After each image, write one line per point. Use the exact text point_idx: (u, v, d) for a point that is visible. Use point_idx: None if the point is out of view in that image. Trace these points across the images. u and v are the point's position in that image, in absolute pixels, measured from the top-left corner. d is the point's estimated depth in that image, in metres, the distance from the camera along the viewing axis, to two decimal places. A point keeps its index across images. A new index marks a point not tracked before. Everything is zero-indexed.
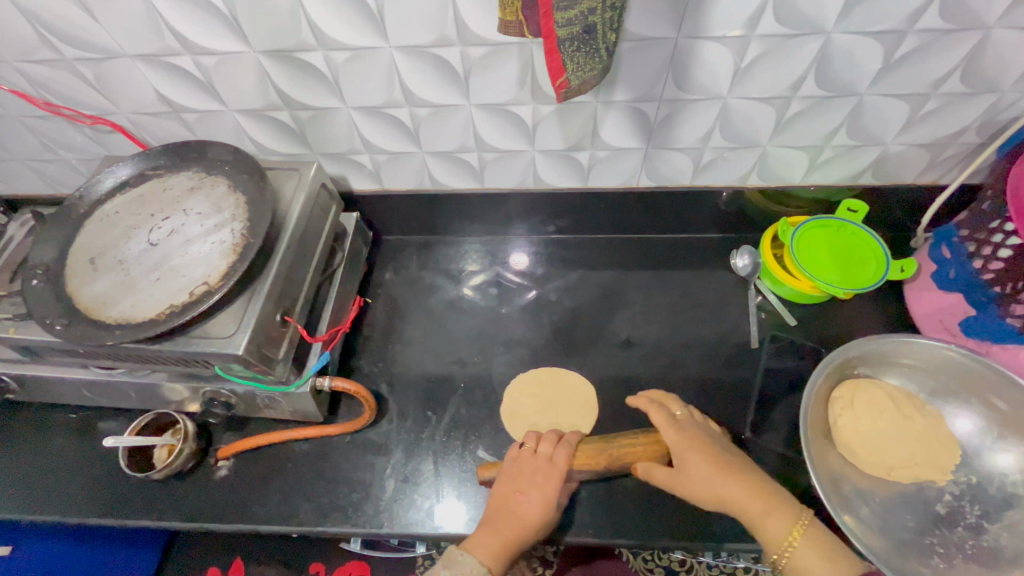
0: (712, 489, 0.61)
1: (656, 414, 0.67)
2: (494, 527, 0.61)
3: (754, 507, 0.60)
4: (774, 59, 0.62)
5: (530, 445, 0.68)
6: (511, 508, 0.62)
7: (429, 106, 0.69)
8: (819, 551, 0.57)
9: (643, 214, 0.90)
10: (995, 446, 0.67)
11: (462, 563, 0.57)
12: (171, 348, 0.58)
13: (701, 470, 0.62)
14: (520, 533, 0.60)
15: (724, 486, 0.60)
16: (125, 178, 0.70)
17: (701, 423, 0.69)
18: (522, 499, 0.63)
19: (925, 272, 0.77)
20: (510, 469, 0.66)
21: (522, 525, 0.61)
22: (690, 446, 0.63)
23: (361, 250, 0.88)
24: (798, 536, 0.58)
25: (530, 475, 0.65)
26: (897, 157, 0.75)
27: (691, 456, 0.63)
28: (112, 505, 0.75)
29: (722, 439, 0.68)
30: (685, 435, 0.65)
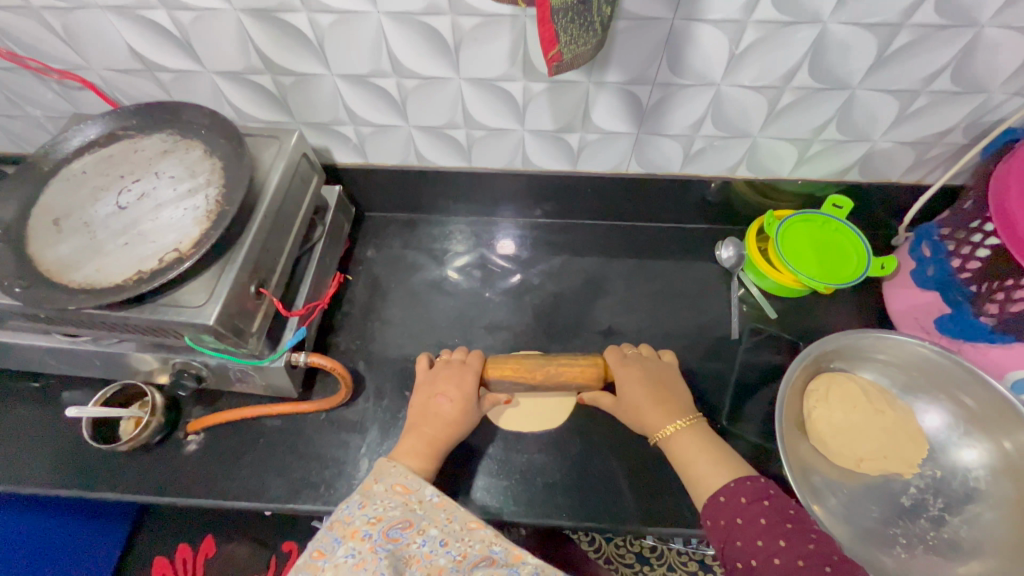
0: (639, 408, 0.67)
1: (612, 353, 0.73)
2: (420, 427, 0.65)
3: (660, 419, 0.66)
4: (769, 47, 0.61)
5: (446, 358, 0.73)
6: (434, 410, 0.66)
7: (417, 77, 0.67)
8: (706, 450, 0.62)
9: (631, 201, 0.90)
10: (961, 442, 0.69)
11: (396, 472, 0.58)
12: (137, 316, 0.56)
13: (637, 393, 0.68)
14: (444, 431, 0.65)
15: (648, 412, 0.66)
16: (94, 138, 0.67)
17: (650, 359, 0.73)
18: (442, 400, 0.67)
19: (904, 269, 0.78)
20: (427, 378, 0.71)
21: (444, 422, 0.65)
22: (630, 374, 0.69)
23: (343, 225, 0.86)
24: (689, 436, 0.64)
25: (450, 378, 0.69)
26: (884, 154, 0.75)
27: (628, 383, 0.69)
28: (75, 477, 0.72)
29: (671, 370, 0.73)
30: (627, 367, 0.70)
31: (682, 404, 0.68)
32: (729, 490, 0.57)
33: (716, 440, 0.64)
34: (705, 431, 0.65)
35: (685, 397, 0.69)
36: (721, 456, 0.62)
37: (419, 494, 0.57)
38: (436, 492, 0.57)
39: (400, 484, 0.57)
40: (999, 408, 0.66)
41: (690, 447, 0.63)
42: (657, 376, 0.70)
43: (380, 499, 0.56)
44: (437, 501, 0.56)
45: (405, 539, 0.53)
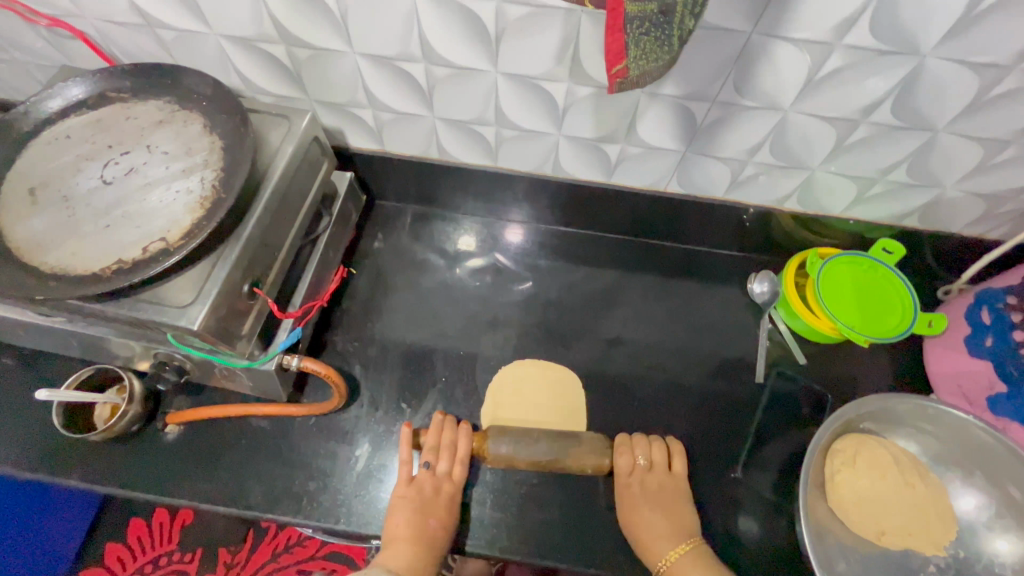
0: (639, 537, 0.63)
1: (625, 458, 0.68)
2: (397, 548, 0.60)
3: (664, 548, 0.62)
4: (853, 76, 0.53)
5: (428, 465, 0.67)
6: (424, 532, 0.62)
7: (449, 66, 0.60)
8: None
9: (664, 219, 0.83)
10: (991, 525, 0.64)
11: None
12: (114, 310, 0.50)
13: (643, 520, 0.64)
14: (436, 547, 0.61)
15: (653, 543, 0.63)
16: (81, 98, 0.60)
17: (650, 470, 0.68)
18: (431, 526, 0.62)
19: (954, 330, 0.72)
20: (407, 494, 0.65)
21: (435, 542, 0.61)
22: (634, 496, 0.66)
23: (351, 215, 0.79)
24: (690, 568, 0.61)
25: (437, 499, 0.65)
26: (952, 203, 0.68)
27: (635, 505, 0.66)
28: (42, 461, 0.68)
29: (680, 484, 0.69)
30: (631, 483, 0.67)
31: (684, 530, 0.65)
32: None
33: (722, 575, 0.61)
34: (712, 563, 0.62)
35: (689, 516, 0.66)
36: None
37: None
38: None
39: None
40: None
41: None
42: (664, 494, 0.67)
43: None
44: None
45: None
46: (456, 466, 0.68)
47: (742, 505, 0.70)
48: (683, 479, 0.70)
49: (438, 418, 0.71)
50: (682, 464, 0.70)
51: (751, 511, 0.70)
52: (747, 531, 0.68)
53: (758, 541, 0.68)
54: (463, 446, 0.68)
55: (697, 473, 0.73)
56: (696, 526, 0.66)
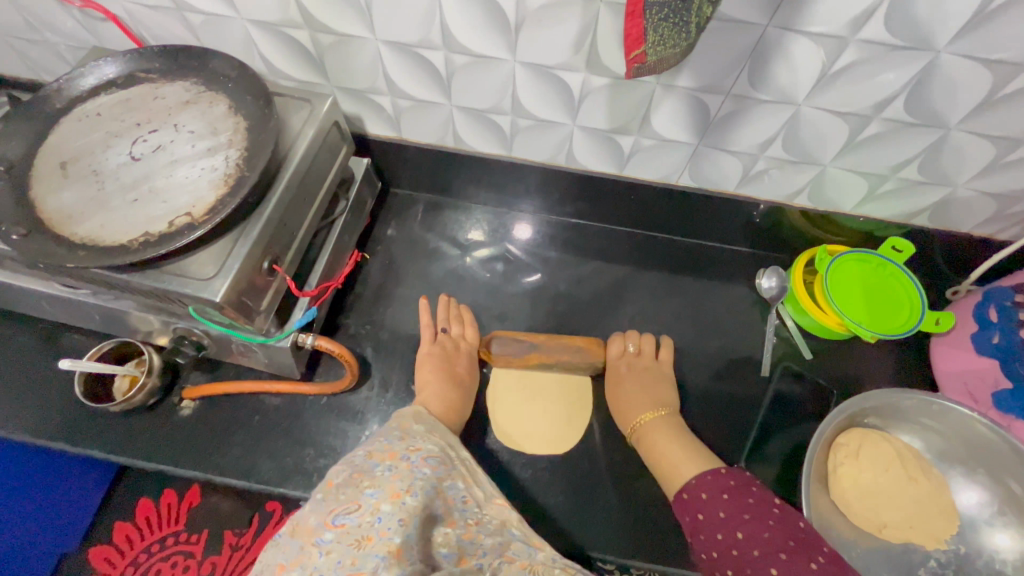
0: (621, 404, 0.73)
1: (615, 341, 0.79)
2: (431, 388, 0.70)
3: (637, 413, 0.71)
4: (866, 71, 0.54)
5: (445, 330, 0.78)
6: (452, 377, 0.73)
7: (468, 54, 0.61)
8: (678, 442, 0.67)
9: (674, 213, 0.84)
10: (993, 523, 0.65)
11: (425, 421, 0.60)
12: (139, 281, 0.52)
13: (625, 391, 0.74)
14: (463, 391, 0.73)
15: (631, 409, 0.72)
16: (111, 78, 0.62)
17: (638, 359, 0.77)
18: (457, 371, 0.74)
19: (961, 329, 0.72)
20: (433, 350, 0.75)
21: (461, 387, 0.73)
22: (623, 376, 0.76)
23: (367, 201, 0.81)
24: (659, 428, 0.69)
25: (459, 355, 0.76)
26: (962, 202, 0.69)
27: (623, 383, 0.75)
28: (62, 430, 0.70)
29: (665, 372, 0.77)
30: (620, 364, 0.77)
31: (662, 402, 0.73)
32: (691, 486, 0.60)
33: (686, 437, 0.68)
34: (679, 430, 0.69)
35: (670, 397, 0.74)
36: (691, 449, 0.66)
37: (455, 448, 0.58)
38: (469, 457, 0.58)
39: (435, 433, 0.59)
40: None
41: (659, 443, 0.67)
42: (649, 376, 0.75)
43: (414, 435, 0.56)
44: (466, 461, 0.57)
45: (438, 472, 0.53)
46: (467, 329, 0.79)
47: None
48: (669, 367, 0.78)
49: (443, 296, 0.82)
50: (668, 355, 0.79)
51: None
52: None
53: None
54: (470, 316, 0.80)
55: None
56: (676, 407, 0.74)
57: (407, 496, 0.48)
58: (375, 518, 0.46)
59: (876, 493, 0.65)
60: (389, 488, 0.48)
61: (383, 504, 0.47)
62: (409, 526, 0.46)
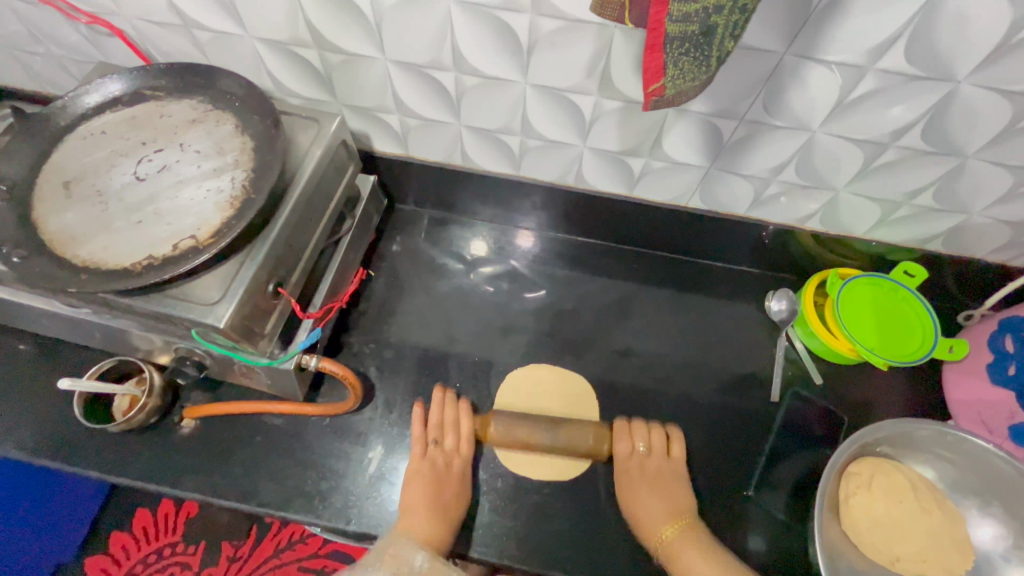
0: (638, 516, 0.66)
1: (619, 436, 0.72)
2: (417, 521, 0.63)
3: (659, 527, 0.65)
4: (883, 100, 0.53)
5: (436, 442, 0.70)
6: (443, 496, 0.66)
7: (479, 76, 0.60)
8: (708, 559, 0.61)
9: (682, 233, 0.83)
10: (1009, 557, 0.63)
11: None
12: (142, 305, 0.51)
13: (642, 503, 0.67)
14: (456, 507, 0.66)
15: (649, 522, 0.66)
16: (117, 95, 0.61)
17: (649, 455, 0.71)
18: (445, 497, 0.66)
19: (975, 357, 0.71)
20: (422, 468, 0.68)
21: (453, 509, 0.65)
22: (634, 480, 0.69)
23: (372, 218, 0.80)
24: (685, 546, 0.63)
25: (451, 472, 0.69)
26: (977, 229, 0.68)
27: (633, 493, 0.68)
28: (60, 449, 0.68)
29: (679, 470, 0.71)
30: (630, 468, 0.70)
31: (679, 511, 0.67)
32: None
33: (715, 553, 0.63)
34: (708, 542, 0.64)
35: (686, 500, 0.68)
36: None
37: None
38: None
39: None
40: None
41: (693, 566, 0.61)
42: (660, 479, 0.69)
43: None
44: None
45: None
46: (461, 440, 0.71)
47: (753, 524, 0.70)
48: (683, 463, 0.72)
49: (437, 394, 0.74)
50: (681, 450, 0.72)
51: (761, 530, 0.69)
52: (757, 549, 0.68)
53: (768, 561, 0.68)
54: (465, 423, 0.72)
55: (709, 490, 0.72)
56: (694, 509, 0.68)
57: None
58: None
59: (889, 532, 0.63)
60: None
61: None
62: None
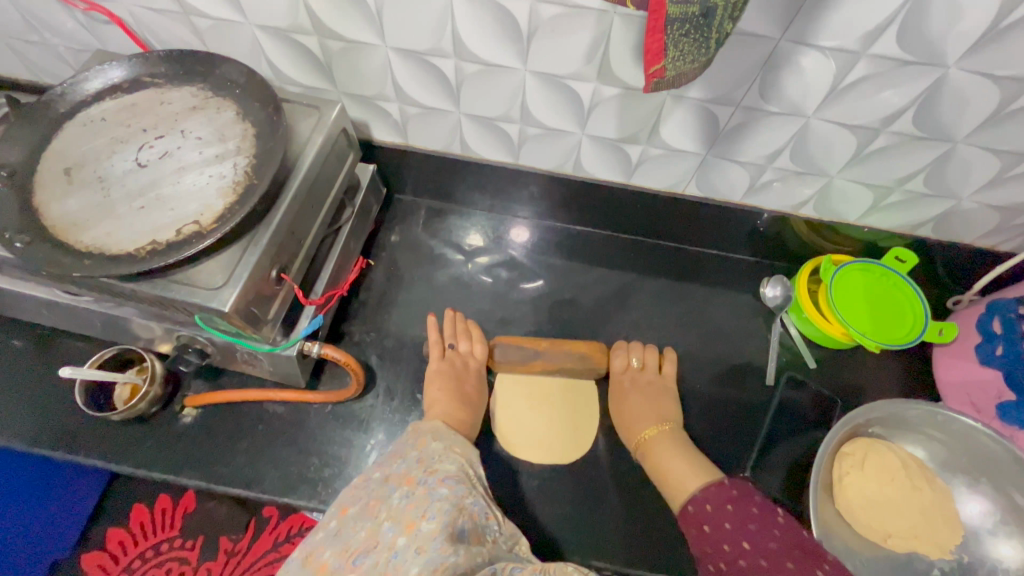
0: (625, 416, 0.74)
1: (617, 358, 0.79)
2: (440, 409, 0.69)
3: (643, 427, 0.72)
4: (876, 85, 0.55)
5: (453, 346, 0.77)
6: (462, 396, 0.72)
7: (479, 63, 0.61)
8: (681, 454, 0.67)
9: (678, 221, 0.84)
10: (996, 532, 0.65)
11: (445, 444, 0.60)
12: (146, 290, 0.51)
13: (631, 406, 0.74)
14: (471, 414, 0.71)
15: (636, 424, 0.73)
16: (117, 82, 0.61)
17: (642, 373, 0.77)
18: (466, 389, 0.73)
19: (964, 340, 0.73)
20: (441, 368, 0.74)
21: (471, 409, 0.72)
22: (626, 390, 0.76)
23: (372, 207, 0.80)
24: (665, 441, 0.69)
25: (467, 373, 0.75)
26: (966, 214, 0.70)
27: (626, 397, 0.76)
28: (61, 439, 0.68)
29: (669, 384, 0.77)
30: (624, 380, 0.77)
31: (664, 415, 0.73)
32: (696, 499, 0.59)
33: (692, 450, 0.69)
34: (683, 442, 0.70)
35: (673, 411, 0.75)
36: (693, 462, 0.66)
37: (471, 470, 0.58)
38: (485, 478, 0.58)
39: (450, 451, 0.59)
40: None
41: (663, 457, 0.68)
42: (650, 389, 0.76)
43: (433, 458, 0.57)
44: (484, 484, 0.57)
45: (457, 492, 0.52)
46: (475, 345, 0.78)
47: None
48: (672, 380, 0.78)
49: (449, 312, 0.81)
50: (672, 368, 0.79)
51: None
52: None
53: None
54: (477, 331, 0.79)
55: None
56: (678, 420, 0.74)
57: (423, 524, 0.47)
58: (392, 554, 0.44)
59: (879, 509, 0.65)
60: (405, 521, 0.47)
61: (399, 538, 0.45)
62: (427, 553, 0.44)
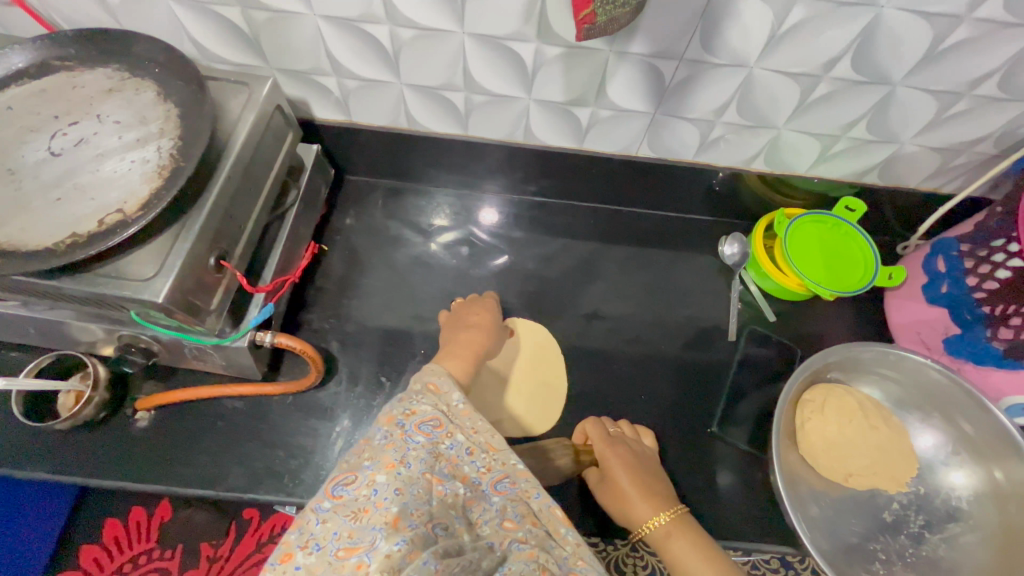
0: (624, 496, 0.60)
1: (593, 427, 0.68)
2: (452, 344, 0.68)
3: (647, 513, 0.58)
4: (814, 29, 0.55)
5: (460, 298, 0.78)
6: (466, 324, 0.71)
7: (415, 27, 0.58)
8: (699, 546, 0.56)
9: (637, 185, 0.83)
10: (949, 462, 0.68)
11: (432, 372, 0.54)
12: (72, 287, 0.48)
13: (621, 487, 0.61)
14: (481, 336, 0.69)
15: (636, 507, 0.59)
16: (22, 68, 0.56)
17: (631, 442, 0.67)
18: (472, 318, 0.72)
19: (912, 281, 0.75)
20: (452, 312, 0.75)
21: (481, 331, 0.70)
22: (613, 460, 0.63)
23: (320, 189, 0.77)
24: (674, 533, 0.57)
25: (472, 304, 0.75)
26: (909, 158, 0.71)
27: (614, 470, 0.62)
28: (4, 455, 0.65)
29: (651, 456, 0.67)
30: (611, 448, 0.65)
31: (666, 495, 0.61)
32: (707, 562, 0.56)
33: (707, 540, 0.57)
34: (692, 526, 0.58)
35: (669, 486, 0.64)
36: (715, 562, 0.55)
37: (448, 397, 0.52)
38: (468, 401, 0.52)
39: (434, 383, 0.53)
40: (994, 432, 0.64)
41: (680, 555, 0.56)
42: (638, 462, 0.64)
43: (411, 397, 0.51)
44: (465, 408, 0.51)
45: (435, 436, 0.48)
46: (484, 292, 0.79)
47: (719, 458, 0.73)
48: (656, 455, 0.69)
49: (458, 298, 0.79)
50: (652, 442, 0.71)
51: (727, 463, 0.72)
52: (723, 481, 0.71)
53: (734, 490, 0.71)
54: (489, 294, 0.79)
55: (676, 431, 0.74)
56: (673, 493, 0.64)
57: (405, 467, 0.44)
58: (372, 491, 0.42)
59: (842, 453, 0.67)
60: (384, 458, 0.45)
61: (379, 475, 0.43)
62: (407, 496, 0.42)
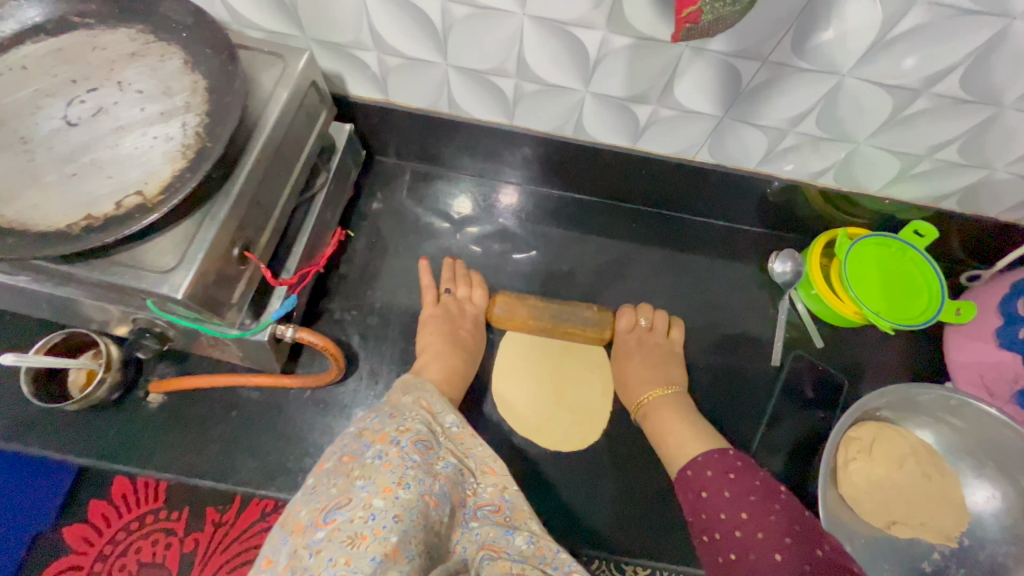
0: (626, 379, 0.71)
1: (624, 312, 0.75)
2: (431, 359, 0.66)
3: (644, 391, 0.69)
4: (924, 37, 0.48)
5: (450, 292, 0.73)
6: (449, 335, 0.69)
7: (470, 5, 0.52)
8: (684, 421, 0.64)
9: (687, 190, 0.77)
10: (1001, 517, 0.64)
11: (419, 391, 0.56)
12: (85, 274, 0.44)
13: (634, 366, 0.71)
14: (461, 361, 0.68)
15: (636, 386, 0.69)
16: (37, 23, 0.51)
17: (654, 334, 0.74)
18: (461, 334, 0.70)
19: (980, 320, 0.69)
20: (436, 312, 0.71)
21: (466, 354, 0.69)
22: (630, 351, 0.72)
23: (349, 171, 0.72)
24: (664, 407, 0.66)
25: (465, 318, 0.72)
26: (997, 185, 0.64)
27: (629, 356, 0.72)
28: (15, 429, 0.63)
29: (672, 348, 0.74)
30: (630, 338, 0.73)
31: (669, 380, 0.70)
32: (696, 464, 0.58)
33: (693, 416, 0.65)
34: (682, 406, 0.67)
35: (679, 375, 0.71)
36: (697, 430, 0.63)
37: (440, 418, 0.54)
38: (457, 422, 0.55)
39: (426, 401, 0.55)
40: None
41: (665, 420, 0.65)
42: (652, 348, 0.72)
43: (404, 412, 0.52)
44: (456, 432, 0.54)
45: (428, 456, 0.48)
46: (475, 292, 0.74)
47: None
48: (680, 345, 0.75)
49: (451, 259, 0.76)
50: (680, 334, 0.75)
51: None
52: None
53: None
54: (480, 287, 0.75)
55: None
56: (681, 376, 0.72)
57: (400, 489, 0.44)
58: (369, 515, 0.42)
59: (885, 494, 0.63)
60: (380, 480, 0.44)
61: (375, 499, 0.43)
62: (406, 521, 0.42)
